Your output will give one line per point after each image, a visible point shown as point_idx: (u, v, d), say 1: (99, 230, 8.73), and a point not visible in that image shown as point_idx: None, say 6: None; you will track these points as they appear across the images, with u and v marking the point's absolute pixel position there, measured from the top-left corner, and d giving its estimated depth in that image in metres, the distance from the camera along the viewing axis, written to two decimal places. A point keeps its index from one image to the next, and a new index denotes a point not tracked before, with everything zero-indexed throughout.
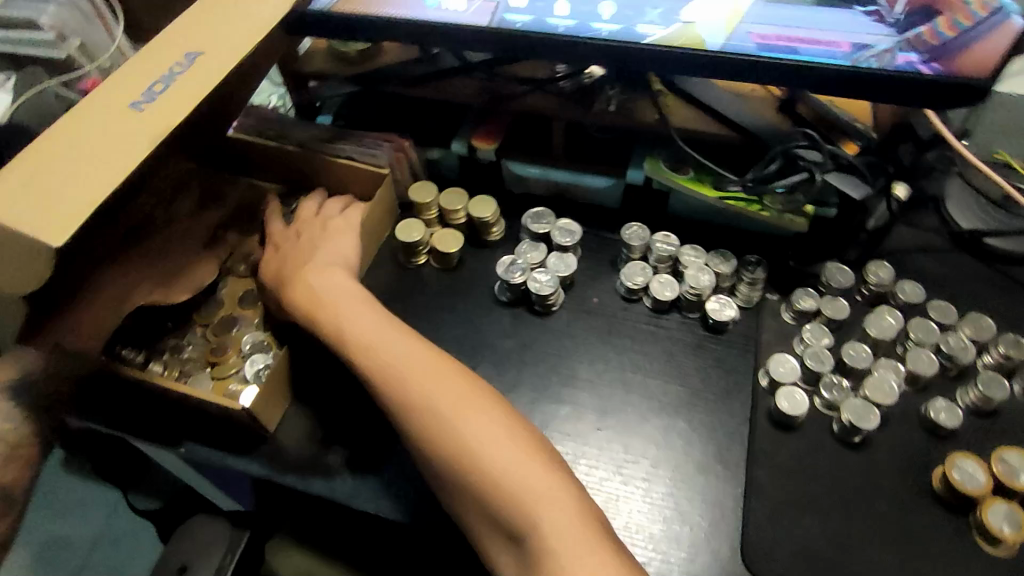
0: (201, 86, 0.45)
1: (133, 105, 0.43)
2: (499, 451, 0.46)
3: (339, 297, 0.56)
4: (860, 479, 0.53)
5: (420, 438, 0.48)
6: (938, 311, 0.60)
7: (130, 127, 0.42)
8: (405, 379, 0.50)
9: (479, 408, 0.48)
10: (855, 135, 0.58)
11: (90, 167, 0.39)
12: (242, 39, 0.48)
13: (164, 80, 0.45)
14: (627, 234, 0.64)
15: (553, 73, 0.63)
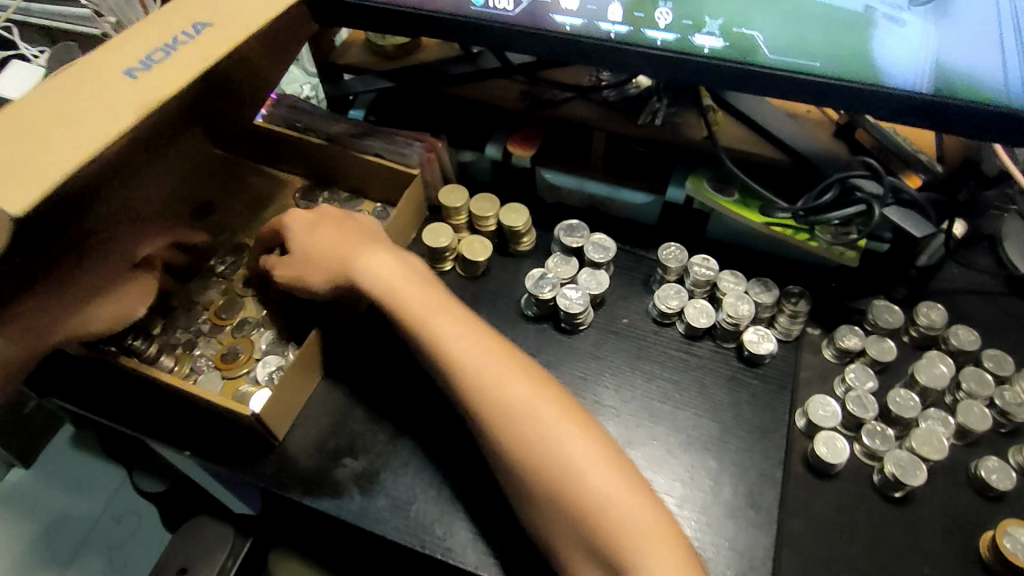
0: (202, 59, 0.42)
1: (127, 71, 0.40)
2: (597, 475, 0.43)
3: (407, 283, 0.52)
4: (900, 538, 0.50)
5: (512, 451, 0.45)
6: (994, 361, 0.55)
7: (117, 94, 0.39)
8: (494, 384, 0.47)
9: (573, 423, 0.46)
10: (919, 168, 0.54)
11: (63, 133, 0.37)
12: (256, 16, 0.45)
13: (165, 48, 0.42)
14: (665, 254, 0.61)
15: (598, 81, 0.60)
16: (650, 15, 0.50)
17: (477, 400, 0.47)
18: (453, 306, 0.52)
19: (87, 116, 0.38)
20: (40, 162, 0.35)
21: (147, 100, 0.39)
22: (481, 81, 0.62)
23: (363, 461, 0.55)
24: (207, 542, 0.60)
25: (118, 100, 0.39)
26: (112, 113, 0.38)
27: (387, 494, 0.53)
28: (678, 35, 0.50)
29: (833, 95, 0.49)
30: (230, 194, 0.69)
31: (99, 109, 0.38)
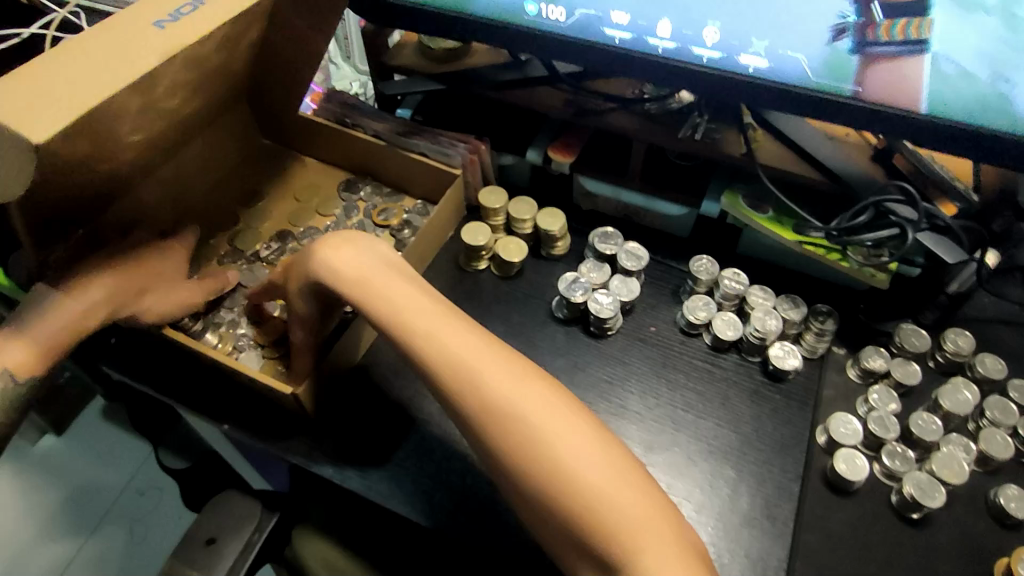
0: (225, 15, 0.45)
1: (156, 23, 0.43)
2: (597, 471, 0.38)
3: (380, 272, 0.46)
4: (915, 559, 0.50)
5: (497, 447, 0.40)
6: (1020, 391, 0.56)
7: (138, 41, 0.42)
8: (480, 371, 0.42)
9: (568, 412, 0.41)
10: (954, 197, 0.54)
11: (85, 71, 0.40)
12: None
13: (193, 3, 0.45)
14: (696, 266, 0.62)
15: (641, 93, 0.62)
16: (698, 34, 0.51)
17: (460, 395, 0.42)
18: (430, 293, 0.46)
19: (112, 60, 0.41)
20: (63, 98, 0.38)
21: (167, 49, 0.42)
22: (527, 88, 0.64)
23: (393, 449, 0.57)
24: (237, 515, 0.62)
25: (139, 47, 0.42)
26: (133, 57, 0.41)
27: (412, 481, 0.55)
28: (724, 53, 0.52)
29: (872, 120, 0.50)
30: (276, 184, 0.72)
31: (121, 53, 0.41)
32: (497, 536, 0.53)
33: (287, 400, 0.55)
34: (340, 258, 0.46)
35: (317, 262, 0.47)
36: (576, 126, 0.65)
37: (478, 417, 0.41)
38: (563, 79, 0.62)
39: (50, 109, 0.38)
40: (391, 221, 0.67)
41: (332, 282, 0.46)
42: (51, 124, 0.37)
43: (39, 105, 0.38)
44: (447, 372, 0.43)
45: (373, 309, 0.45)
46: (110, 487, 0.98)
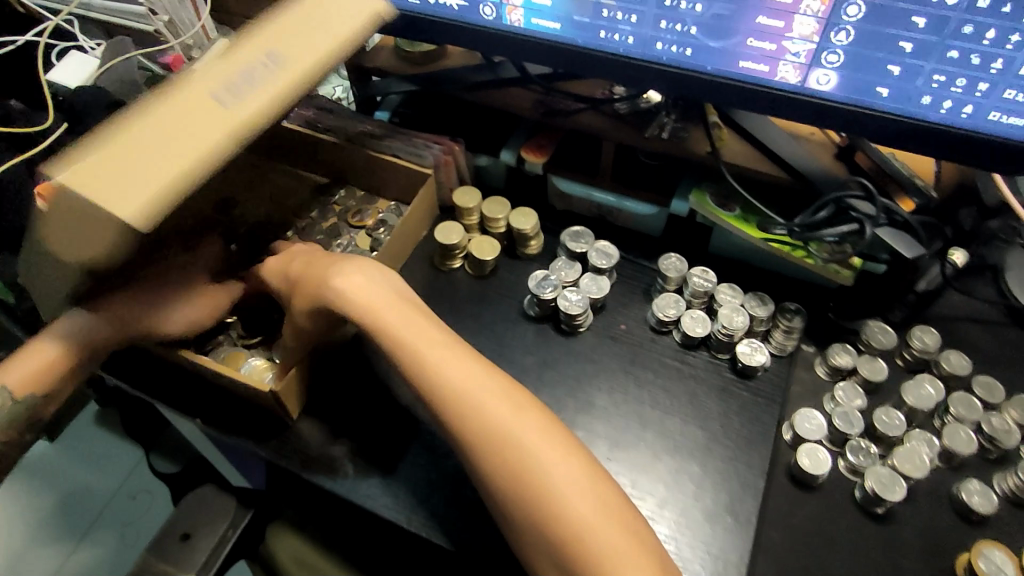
0: (287, 62, 0.39)
1: (210, 77, 0.37)
2: (578, 498, 0.42)
3: (391, 303, 0.50)
4: (877, 554, 0.50)
5: (488, 470, 0.44)
6: (985, 388, 0.56)
7: (205, 100, 0.36)
8: (479, 402, 0.46)
9: (557, 443, 0.45)
10: (913, 193, 0.56)
11: (173, 140, 0.35)
12: (339, 36, 0.41)
13: (246, 47, 0.39)
14: (665, 264, 0.63)
15: (610, 94, 0.63)
16: (654, 32, 0.52)
17: (458, 419, 0.46)
18: (435, 325, 0.50)
19: (169, 123, 0.35)
20: (145, 169, 0.34)
21: (240, 109, 0.37)
22: (500, 89, 0.65)
23: (361, 445, 0.57)
24: (210, 510, 0.62)
25: (208, 106, 0.36)
26: (202, 126, 0.35)
27: (380, 475, 0.56)
28: (682, 50, 0.53)
29: (834, 117, 0.51)
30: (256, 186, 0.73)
31: (194, 116, 0.36)
32: (463, 529, 0.53)
33: (256, 396, 0.56)
34: (351, 283, 0.50)
35: (328, 287, 0.50)
36: (548, 127, 0.66)
37: (479, 442, 0.45)
38: (533, 80, 0.64)
39: (126, 187, 0.33)
40: (366, 221, 0.69)
41: (340, 309, 0.50)
42: (146, 202, 0.33)
43: (118, 186, 0.33)
44: (448, 400, 0.46)
45: (382, 333, 0.49)
46: (102, 489, 0.99)
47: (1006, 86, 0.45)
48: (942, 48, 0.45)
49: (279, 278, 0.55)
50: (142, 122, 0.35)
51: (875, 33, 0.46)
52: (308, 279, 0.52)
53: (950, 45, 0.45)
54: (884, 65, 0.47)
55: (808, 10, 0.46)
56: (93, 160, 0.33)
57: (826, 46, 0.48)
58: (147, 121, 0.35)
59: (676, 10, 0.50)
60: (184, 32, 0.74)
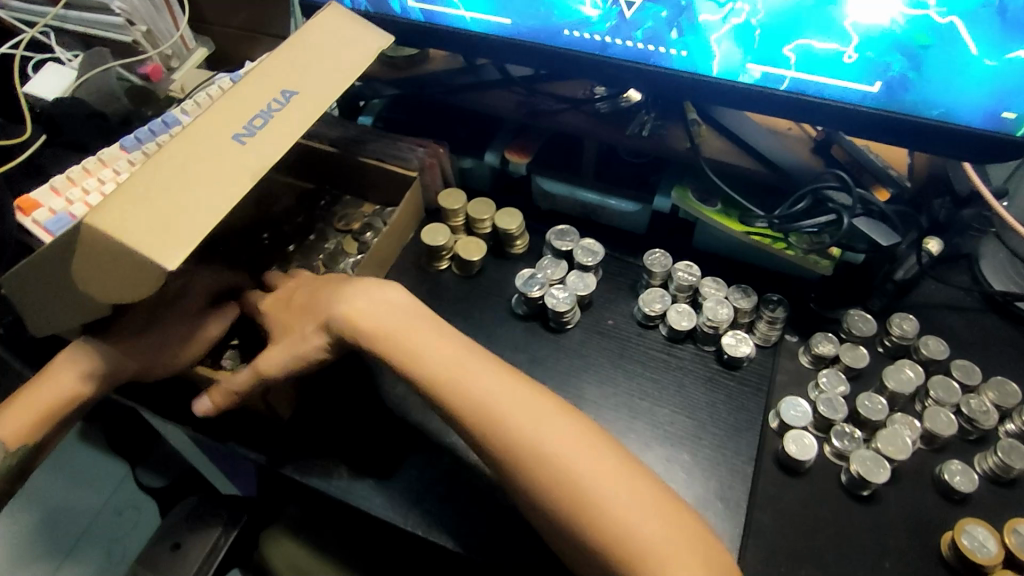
0: (294, 131, 0.48)
1: (234, 136, 0.46)
2: (619, 499, 0.41)
3: (405, 325, 0.49)
4: (864, 534, 0.52)
5: (527, 484, 0.43)
6: (962, 370, 0.58)
7: (230, 162, 0.45)
8: (504, 414, 0.45)
9: (592, 449, 0.43)
10: (888, 182, 0.58)
11: (204, 195, 0.43)
12: (335, 85, 0.51)
13: (262, 115, 0.47)
14: (650, 259, 0.64)
15: (592, 94, 0.65)
16: (630, 33, 0.54)
17: (487, 437, 0.45)
18: (455, 340, 0.49)
19: (198, 178, 0.43)
20: (181, 221, 0.41)
21: (258, 168, 0.45)
22: (482, 92, 0.66)
23: (354, 448, 0.57)
24: (200, 518, 0.62)
25: (233, 166, 0.45)
26: (227, 184, 0.44)
27: (373, 476, 0.56)
28: (658, 50, 0.54)
29: (804, 110, 0.53)
30: None
31: (218, 173, 0.44)
32: (459, 528, 0.53)
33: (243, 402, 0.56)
34: (367, 308, 0.50)
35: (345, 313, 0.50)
36: (531, 130, 0.67)
37: (511, 452, 0.44)
38: (516, 82, 0.65)
39: (167, 235, 0.40)
40: (352, 226, 0.70)
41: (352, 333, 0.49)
42: (182, 248, 0.40)
43: (159, 236, 0.40)
44: (473, 414, 0.45)
45: (404, 354, 0.48)
46: (86, 509, 0.98)
47: (965, 79, 0.47)
48: (906, 42, 0.46)
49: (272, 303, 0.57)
50: (175, 175, 0.43)
51: (841, 29, 0.47)
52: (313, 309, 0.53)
53: (914, 39, 0.46)
54: (853, 59, 0.49)
55: (777, 8, 0.48)
56: (135, 209, 0.41)
57: (796, 43, 0.49)
58: (182, 176, 0.43)
59: (650, 11, 0.51)
60: (162, 43, 0.77)
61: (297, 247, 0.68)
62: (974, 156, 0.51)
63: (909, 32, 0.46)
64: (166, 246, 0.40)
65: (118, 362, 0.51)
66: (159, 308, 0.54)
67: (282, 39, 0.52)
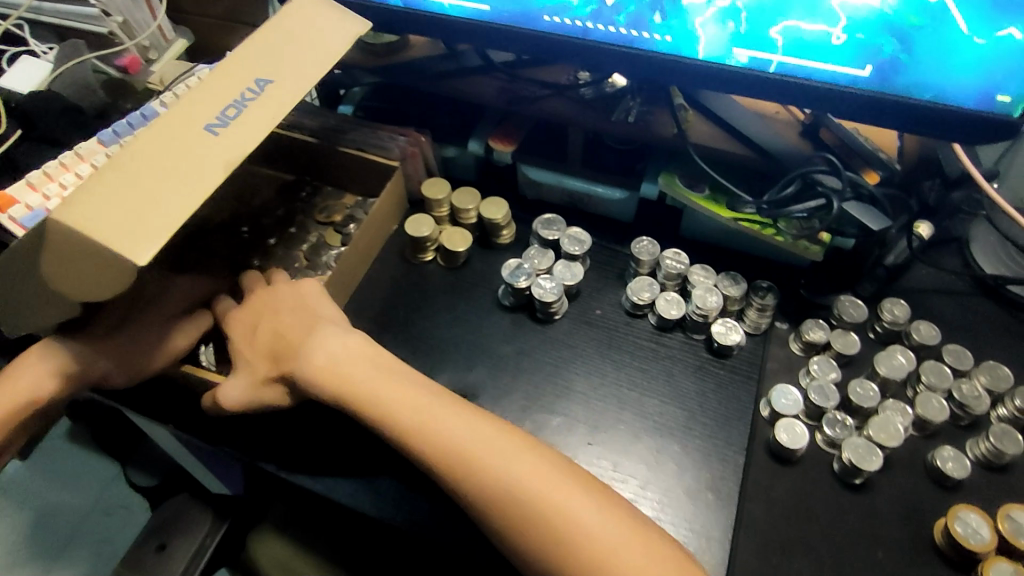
0: (268, 121, 0.46)
1: (207, 127, 0.44)
2: (591, 515, 0.42)
3: (368, 368, 0.50)
4: (856, 523, 0.51)
5: (498, 523, 0.43)
6: (954, 355, 0.57)
7: (203, 154, 0.43)
8: (470, 453, 0.45)
9: (560, 468, 0.45)
10: (878, 165, 0.57)
11: (175, 188, 0.41)
12: (312, 73, 0.49)
13: (236, 105, 0.46)
14: (637, 247, 0.63)
15: (576, 79, 0.63)
16: (616, 16, 0.52)
17: (455, 478, 0.45)
18: (421, 381, 0.50)
19: (168, 172, 0.42)
20: (153, 215, 0.40)
21: (232, 159, 0.44)
22: (464, 78, 0.65)
23: (338, 445, 0.56)
24: (184, 520, 0.61)
25: (206, 158, 0.43)
26: (200, 176, 0.42)
27: (358, 473, 0.55)
28: (644, 33, 0.52)
29: (794, 93, 0.51)
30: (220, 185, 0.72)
31: (190, 166, 0.42)
32: (445, 523, 0.52)
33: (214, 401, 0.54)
34: (335, 351, 0.51)
35: (312, 356, 0.51)
36: (514, 117, 0.66)
37: (474, 492, 0.44)
38: (498, 67, 0.63)
39: (136, 231, 0.39)
40: (334, 218, 0.68)
41: (318, 373, 0.50)
42: (153, 244, 0.39)
43: (129, 231, 0.39)
44: (439, 458, 0.45)
45: (371, 397, 0.48)
46: (74, 509, 0.97)
47: (958, 60, 0.46)
48: (898, 21, 0.45)
49: (251, 318, 0.56)
50: (145, 169, 0.41)
51: (831, 9, 0.46)
52: (286, 351, 0.52)
53: (907, 19, 0.45)
54: (844, 40, 0.47)
55: None
56: (104, 204, 0.39)
57: (785, 25, 0.48)
58: (153, 169, 0.41)
59: None
60: (140, 34, 0.74)
61: (278, 239, 0.67)
62: (968, 139, 0.49)
63: (901, 12, 0.45)
64: (135, 242, 0.39)
65: (92, 360, 0.50)
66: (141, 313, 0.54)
67: (257, 27, 0.50)
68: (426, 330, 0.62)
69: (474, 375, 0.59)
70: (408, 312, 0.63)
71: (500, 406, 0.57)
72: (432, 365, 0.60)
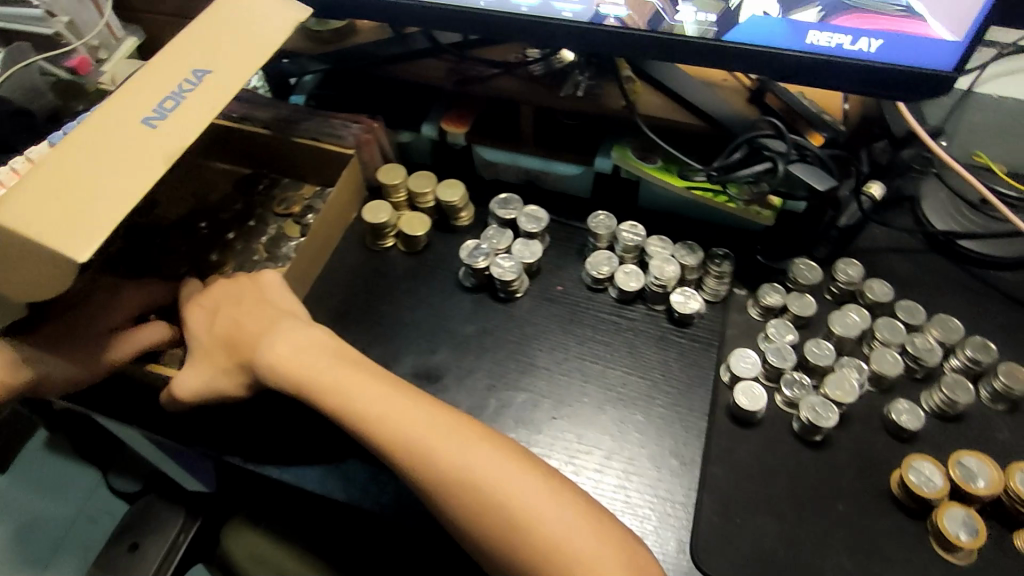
0: (207, 111, 0.46)
1: (145, 120, 0.44)
2: (547, 507, 0.43)
3: (328, 366, 0.50)
4: (816, 479, 0.52)
5: (456, 514, 0.44)
6: (907, 311, 0.58)
7: (141, 147, 0.43)
8: (431, 446, 0.45)
9: (518, 459, 0.45)
10: (821, 127, 0.58)
11: (113, 182, 0.41)
12: (251, 60, 0.48)
13: (174, 97, 0.45)
14: (594, 222, 0.64)
15: (524, 57, 0.63)
16: None
17: (416, 472, 0.45)
18: (383, 377, 0.50)
19: (105, 166, 0.41)
20: (91, 211, 0.39)
21: (171, 151, 0.43)
22: (412, 62, 0.65)
23: (305, 435, 0.56)
24: (156, 521, 0.62)
25: (144, 151, 0.43)
26: (138, 170, 0.42)
27: (325, 462, 0.55)
28: (585, 6, 0.52)
29: (737, 60, 0.52)
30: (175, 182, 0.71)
31: (129, 159, 0.42)
32: (413, 503, 0.52)
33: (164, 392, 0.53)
34: (296, 351, 0.51)
35: (273, 356, 0.51)
36: (466, 97, 0.66)
37: (435, 487, 0.44)
38: (445, 49, 0.63)
39: (74, 227, 0.38)
40: (293, 209, 0.68)
41: (280, 374, 0.50)
42: (92, 240, 0.38)
43: (66, 228, 0.38)
44: (400, 451, 0.46)
45: (332, 396, 0.49)
46: (58, 517, 0.96)
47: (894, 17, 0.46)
48: None
49: (211, 313, 0.56)
50: (81, 164, 0.41)
51: None
52: (249, 345, 0.52)
53: None
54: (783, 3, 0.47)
55: None
56: (39, 201, 0.39)
57: None
58: (89, 165, 0.41)
59: None
60: (88, 34, 0.70)
61: (237, 233, 0.67)
62: (909, 96, 0.50)
63: None
64: (70, 238, 0.38)
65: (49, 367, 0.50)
66: (99, 318, 0.54)
67: (194, 18, 0.50)
68: (389, 315, 0.62)
69: (438, 358, 0.59)
70: (370, 298, 0.63)
71: (464, 386, 0.57)
72: (396, 350, 0.60)
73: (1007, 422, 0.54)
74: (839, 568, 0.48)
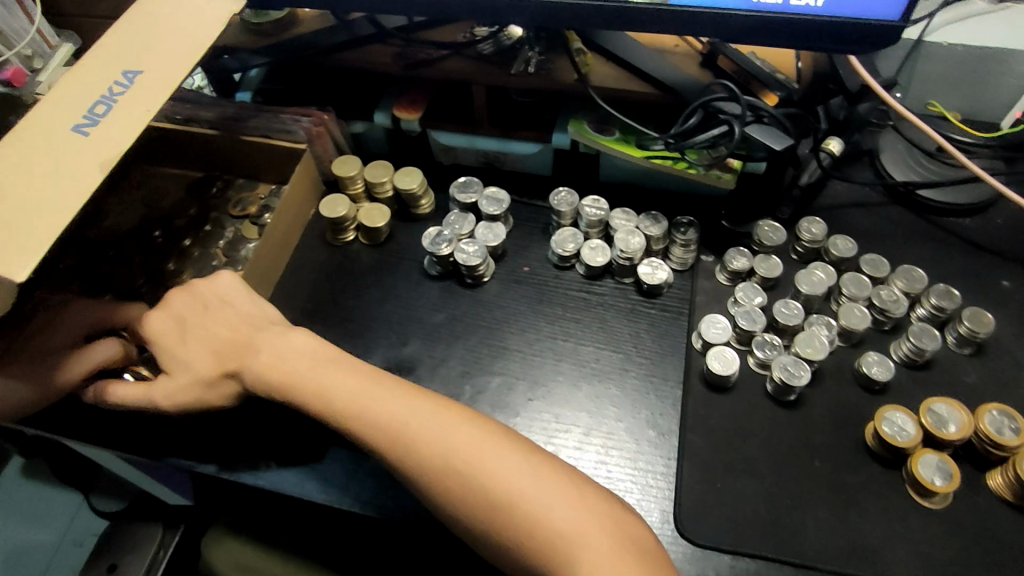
0: (142, 112, 0.43)
1: (76, 129, 0.42)
2: (527, 481, 0.42)
3: (311, 366, 0.49)
4: (793, 438, 0.52)
5: (441, 499, 0.43)
6: (871, 265, 0.59)
7: (75, 156, 0.41)
8: (410, 432, 0.45)
9: (498, 438, 0.45)
10: (775, 86, 0.57)
11: (49, 195, 0.39)
12: (185, 55, 0.46)
13: (105, 102, 0.44)
14: (556, 200, 0.63)
15: (473, 36, 0.62)
16: None
17: (398, 460, 0.45)
18: (369, 369, 0.49)
19: (39, 181, 0.39)
20: (27, 226, 0.37)
21: (106, 156, 0.41)
22: (358, 48, 0.63)
23: (277, 438, 0.55)
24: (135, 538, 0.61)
25: (79, 159, 0.41)
26: (74, 180, 0.40)
27: (302, 463, 0.54)
28: None
29: (686, 25, 0.51)
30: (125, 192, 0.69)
31: (64, 171, 0.40)
32: (393, 497, 0.52)
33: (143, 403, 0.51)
34: (277, 355, 0.50)
35: (256, 363, 0.49)
36: (417, 81, 0.64)
37: (418, 472, 0.44)
38: (391, 33, 0.61)
39: (10, 246, 0.37)
40: (249, 210, 0.66)
41: (264, 379, 0.49)
42: (30, 256, 0.37)
43: (2, 246, 0.36)
44: (382, 440, 0.45)
45: (317, 396, 0.48)
46: (44, 542, 0.94)
47: None
48: None
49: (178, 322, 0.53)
50: (13, 182, 0.39)
51: None
52: (231, 351, 0.51)
53: None
54: None
55: None
56: None
57: None
58: (21, 181, 0.39)
59: None
60: (18, 43, 0.64)
61: (193, 239, 0.64)
62: (862, 49, 0.50)
63: None
64: (7, 258, 0.36)
65: (5, 391, 0.48)
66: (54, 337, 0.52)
67: (119, 19, 0.48)
68: (353, 309, 0.61)
69: (409, 349, 0.58)
70: (334, 294, 0.62)
71: (437, 375, 0.57)
72: (364, 345, 0.59)
73: (974, 366, 0.55)
74: (820, 523, 0.49)
